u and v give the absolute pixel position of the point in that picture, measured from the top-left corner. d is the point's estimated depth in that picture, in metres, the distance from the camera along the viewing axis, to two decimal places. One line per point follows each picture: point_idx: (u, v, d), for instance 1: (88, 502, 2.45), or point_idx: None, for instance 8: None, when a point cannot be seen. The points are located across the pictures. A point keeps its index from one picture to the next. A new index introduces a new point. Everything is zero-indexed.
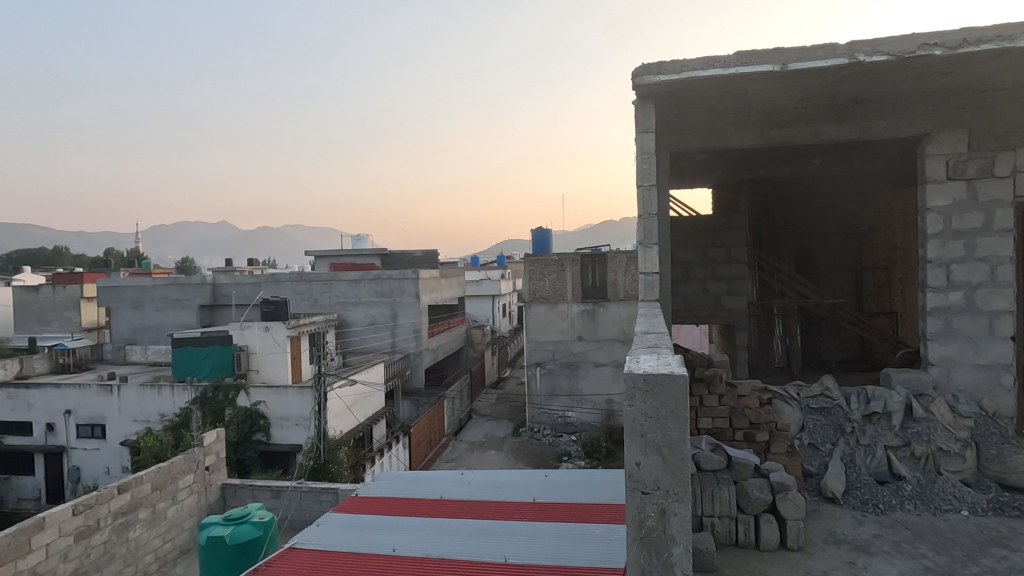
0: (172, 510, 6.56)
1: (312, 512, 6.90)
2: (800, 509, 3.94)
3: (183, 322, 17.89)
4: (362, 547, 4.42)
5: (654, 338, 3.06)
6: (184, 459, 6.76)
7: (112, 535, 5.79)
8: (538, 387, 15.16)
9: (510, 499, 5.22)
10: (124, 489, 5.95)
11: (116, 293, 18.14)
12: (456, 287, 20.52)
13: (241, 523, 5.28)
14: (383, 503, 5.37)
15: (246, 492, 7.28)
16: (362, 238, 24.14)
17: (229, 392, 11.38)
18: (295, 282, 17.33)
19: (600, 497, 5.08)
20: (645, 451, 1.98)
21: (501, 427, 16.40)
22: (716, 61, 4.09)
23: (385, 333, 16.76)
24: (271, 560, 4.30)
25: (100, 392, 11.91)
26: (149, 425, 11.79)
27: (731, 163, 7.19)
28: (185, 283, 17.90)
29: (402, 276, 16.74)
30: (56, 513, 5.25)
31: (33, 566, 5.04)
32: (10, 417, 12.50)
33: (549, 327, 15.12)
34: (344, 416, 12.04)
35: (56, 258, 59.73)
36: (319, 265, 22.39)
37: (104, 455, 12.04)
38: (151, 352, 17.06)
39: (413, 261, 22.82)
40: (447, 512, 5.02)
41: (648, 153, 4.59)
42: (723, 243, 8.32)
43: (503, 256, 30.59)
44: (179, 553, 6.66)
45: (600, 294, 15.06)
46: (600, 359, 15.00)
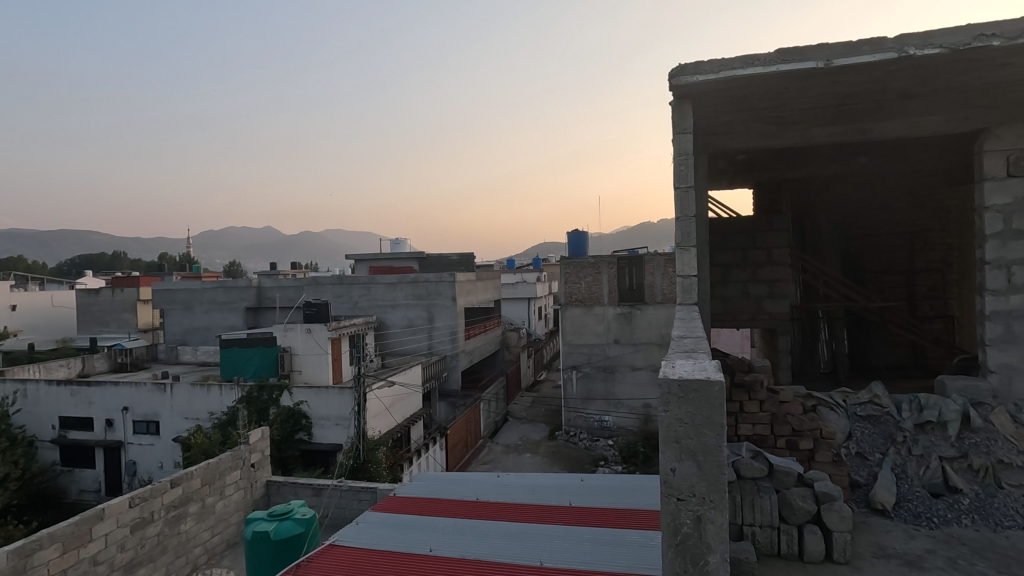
0: (220, 505, 6.83)
1: (351, 510, 7.06)
2: (847, 520, 3.79)
3: (231, 323, 18.58)
4: (400, 546, 4.50)
5: (691, 343, 3.01)
6: (231, 455, 7.03)
7: (165, 528, 6.07)
8: (574, 391, 15.10)
9: (545, 502, 5.23)
10: (176, 484, 6.23)
11: (168, 296, 18.99)
12: (491, 290, 20.62)
13: (285, 519, 5.44)
14: (421, 503, 5.46)
15: (288, 489, 7.51)
16: (400, 242, 24.58)
17: (273, 391, 11.76)
18: (336, 285, 17.72)
19: (638, 502, 5.03)
20: (681, 457, 1.96)
21: (536, 431, 16.43)
22: (754, 60, 4.01)
23: (422, 335, 16.98)
24: (313, 556, 4.42)
25: (154, 390, 12.51)
26: (198, 422, 12.30)
27: (773, 163, 7.01)
28: (232, 286, 18.58)
29: (438, 279, 16.99)
30: (114, 505, 5.54)
31: (94, 554, 5.34)
32: (73, 413, 13.23)
33: (585, 330, 15.03)
34: (383, 417, 12.28)
35: (115, 262, 63.34)
36: (358, 269, 22.91)
37: (158, 451, 12.62)
38: (200, 352, 17.77)
39: (449, 264, 23.05)
40: (483, 513, 5.06)
41: (685, 154, 4.54)
42: (764, 245, 8.10)
43: (539, 259, 30.55)
44: (227, 546, 6.93)
45: (637, 297, 14.87)
46: (636, 363, 14.80)
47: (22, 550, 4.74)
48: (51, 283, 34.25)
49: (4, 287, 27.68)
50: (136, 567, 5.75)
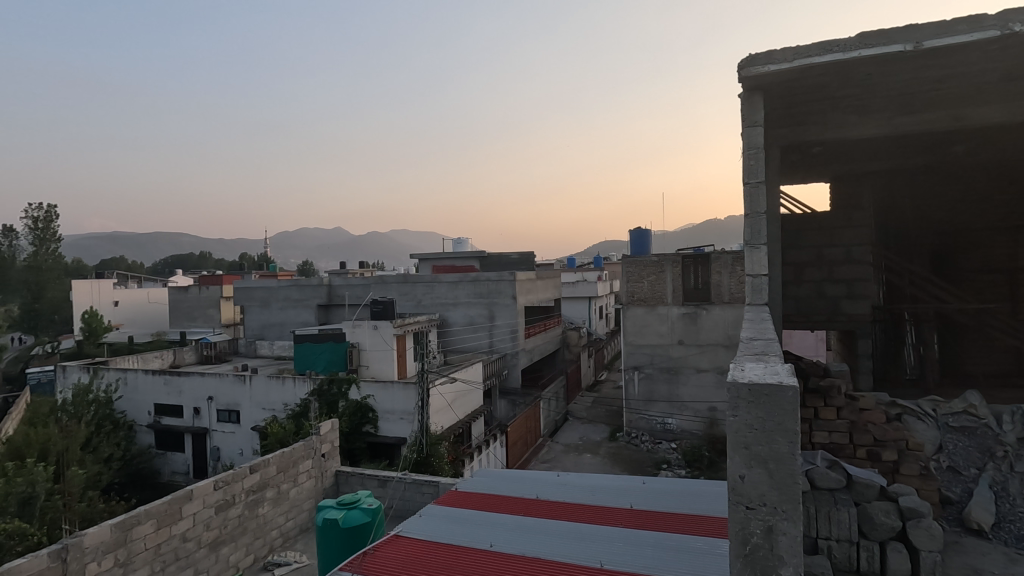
0: (294, 491, 7.21)
1: (414, 502, 7.26)
2: (936, 539, 3.51)
3: (304, 320, 19.57)
4: (461, 540, 4.58)
5: (761, 345, 2.87)
6: (304, 445, 7.41)
7: (245, 510, 6.48)
8: (636, 392, 14.82)
9: (606, 504, 5.16)
10: (255, 470, 6.64)
11: (248, 293, 20.22)
12: (552, 289, 20.60)
13: (353, 508, 5.67)
14: (483, 498, 5.55)
15: (356, 480, 7.83)
16: (462, 242, 25.00)
17: (342, 385, 12.29)
18: (400, 283, 18.27)
19: (702, 509, 4.87)
20: (750, 464, 1.89)
21: (597, 432, 16.30)
22: (833, 46, 3.79)
23: (483, 334, 17.21)
24: (378, 545, 4.59)
25: (235, 381, 13.39)
26: (274, 413, 13.04)
27: (853, 154, 6.57)
28: (305, 285, 19.55)
29: (499, 278, 17.11)
30: (201, 487, 5.97)
31: (183, 532, 5.78)
32: (165, 400, 14.36)
33: (648, 330, 14.73)
34: (445, 413, 12.57)
35: (201, 261, 68.24)
36: (421, 268, 23.50)
37: (239, 438, 13.50)
38: (276, 346, 18.81)
39: (510, 263, 23.19)
40: (543, 512, 5.06)
41: (755, 148, 4.36)
42: (842, 242, 7.62)
43: (599, 258, 30.26)
44: (300, 531, 7.30)
45: (703, 297, 14.39)
46: (701, 364, 14.33)
47: (123, 524, 5.20)
48: (149, 282, 37.46)
49: (109, 285, 30.50)
50: (220, 546, 6.17)
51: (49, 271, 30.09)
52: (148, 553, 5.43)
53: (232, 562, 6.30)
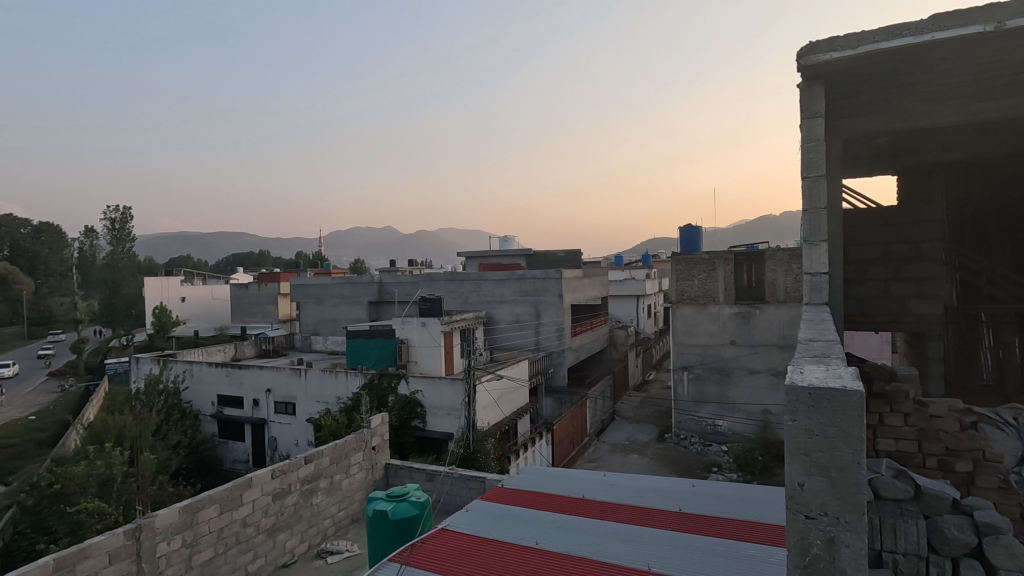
0: (346, 482, 7.45)
1: (461, 497, 7.36)
2: (1017, 559, 3.23)
3: (356, 316, 20.15)
4: (507, 537, 4.61)
5: (821, 347, 2.74)
6: (356, 438, 7.63)
7: (300, 499, 6.74)
8: (685, 392, 14.50)
9: (654, 506, 5.08)
10: (309, 460, 6.89)
11: (303, 290, 21.00)
12: (599, 287, 20.38)
13: (402, 501, 5.80)
14: (529, 496, 5.56)
15: (404, 473, 8.01)
16: (508, 239, 25.08)
17: (392, 380, 12.59)
18: (448, 281, 18.53)
19: (755, 515, 4.71)
20: (810, 472, 1.80)
21: (645, 432, 16.08)
22: (903, 29, 3.56)
23: (530, 331, 17.21)
24: (425, 538, 4.68)
25: (292, 374, 13.95)
26: (328, 405, 13.50)
27: (923, 145, 6.17)
28: (357, 282, 20.13)
29: (546, 275, 17.06)
30: (259, 475, 6.24)
31: (244, 517, 6.07)
32: (227, 392, 15.11)
33: (698, 329, 14.38)
34: (492, 409, 12.68)
35: (260, 258, 71.34)
36: (468, 265, 23.74)
37: (295, 429, 14.05)
38: (330, 341, 19.46)
39: (557, 260, 23.09)
40: (589, 512, 5.03)
41: (816, 140, 4.16)
42: (910, 238, 7.20)
43: (648, 255, 29.68)
44: (351, 521, 7.54)
45: (757, 296, 13.89)
46: (754, 366, 13.84)
47: (189, 507, 5.51)
48: (213, 279, 39.50)
49: (177, 282, 32.37)
50: (278, 532, 6.45)
51: (125, 269, 32.20)
52: (212, 535, 5.73)
53: (289, 547, 6.57)
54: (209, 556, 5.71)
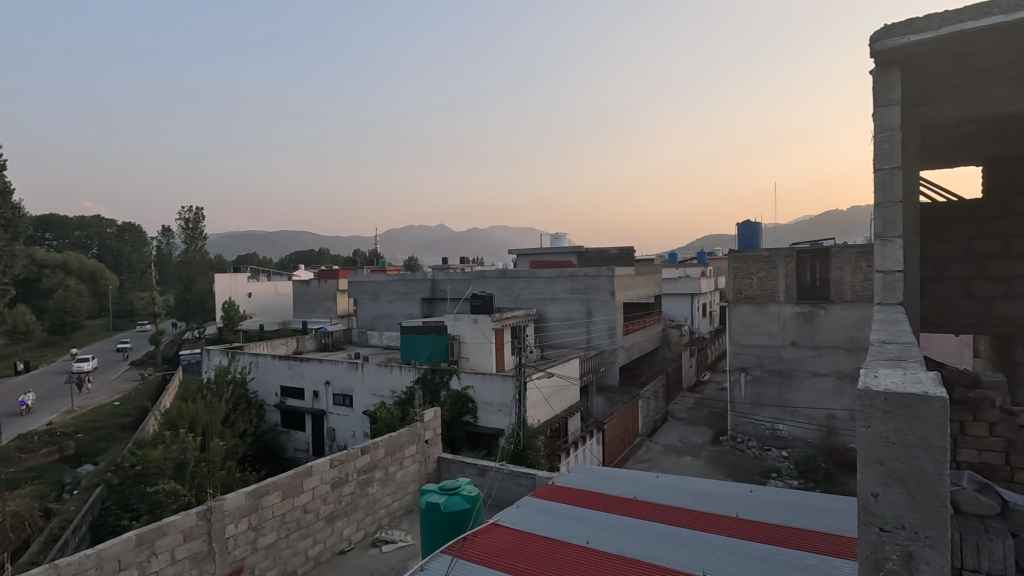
0: (400, 474, 7.65)
1: (511, 493, 7.41)
2: None
3: (410, 312, 20.63)
4: (557, 534, 4.61)
5: (896, 350, 2.58)
6: (409, 431, 7.81)
7: (357, 488, 6.97)
8: (743, 394, 14.04)
9: (710, 510, 4.95)
10: (365, 451, 7.12)
11: (360, 287, 21.69)
12: (652, 286, 19.99)
13: (453, 494, 5.90)
14: (581, 494, 5.55)
15: (456, 467, 8.14)
16: (560, 237, 24.98)
17: (444, 375, 12.81)
18: (500, 278, 18.68)
19: (819, 524, 4.49)
20: (885, 481, 1.71)
21: (698, 435, 15.69)
22: (993, 8, 3.30)
23: (581, 329, 17.09)
24: (477, 532, 4.74)
25: (349, 368, 14.45)
26: (382, 399, 13.90)
27: (1013, 132, 5.68)
28: (411, 279, 20.62)
29: (597, 273, 16.88)
30: (319, 464, 6.50)
31: (304, 504, 6.33)
32: (289, 383, 15.81)
33: (756, 329, 13.87)
34: (542, 407, 12.70)
35: (321, 257, 74.35)
36: (520, 263, 23.82)
37: (352, 421, 14.55)
38: (385, 337, 20.00)
39: (609, 258, 22.80)
40: (642, 513, 4.95)
41: (890, 130, 3.92)
42: (996, 234, 6.65)
43: (704, 252, 28.86)
44: (405, 512, 7.73)
45: (821, 295, 13.24)
46: (818, 368, 13.20)
47: (255, 492, 5.81)
48: (276, 275, 41.42)
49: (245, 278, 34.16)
50: (336, 519, 6.70)
51: (198, 266, 34.29)
52: (275, 520, 6.02)
53: (346, 535, 6.82)
54: (273, 539, 6.00)
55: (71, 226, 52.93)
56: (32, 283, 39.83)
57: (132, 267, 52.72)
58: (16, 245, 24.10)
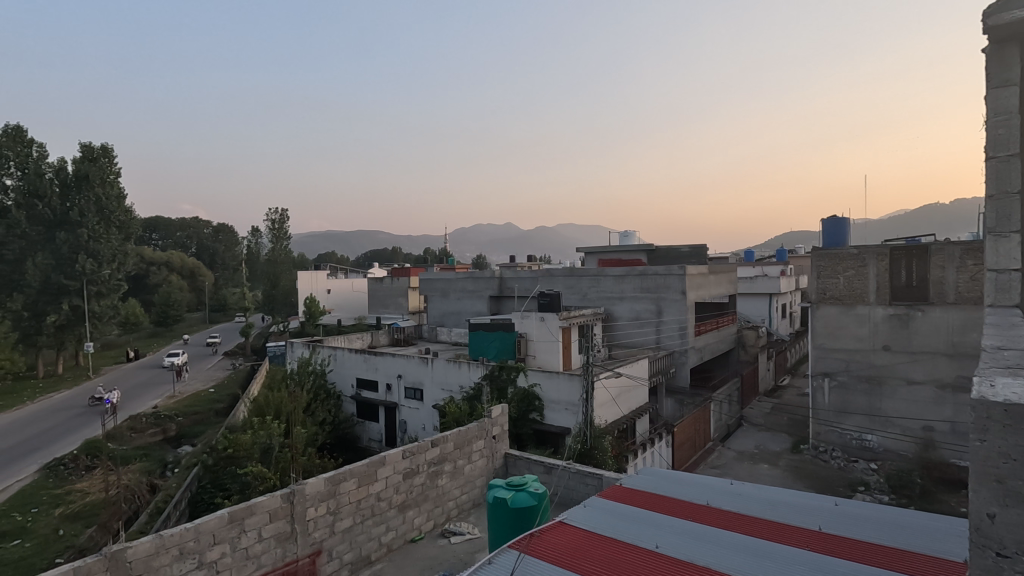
0: (468, 468, 7.80)
1: (579, 492, 7.36)
2: None
3: (478, 310, 20.96)
4: (626, 536, 4.54)
5: (1014, 357, 2.33)
6: (477, 426, 7.95)
7: (427, 480, 7.17)
8: (826, 401, 13.22)
9: (790, 521, 4.70)
10: (435, 444, 7.31)
11: (431, 284, 22.29)
12: (727, 285, 19.20)
13: (520, 490, 5.94)
14: (649, 497, 5.44)
15: (523, 464, 8.19)
16: (629, 234, 24.50)
17: (511, 372, 12.93)
18: (567, 277, 18.59)
19: (915, 545, 4.14)
20: (1008, 502, 1.55)
21: (776, 442, 14.93)
22: None
23: (650, 329, 16.69)
24: (544, 529, 4.75)
25: (419, 362, 14.90)
26: (451, 393, 14.22)
27: None
28: (479, 277, 20.92)
29: (667, 272, 16.41)
30: (391, 455, 6.74)
31: (378, 492, 6.59)
32: (364, 376, 16.53)
33: (843, 332, 13.01)
34: (609, 407, 12.53)
35: (394, 255, 77.30)
36: (588, 261, 23.60)
37: (423, 414, 15.00)
38: (454, 333, 20.44)
39: (680, 256, 22.12)
40: (715, 520, 4.78)
41: (1007, 115, 3.60)
42: None
43: (784, 250, 27.34)
44: (473, 505, 7.87)
45: (919, 295, 12.14)
46: (913, 376, 12.18)
47: (334, 478, 6.12)
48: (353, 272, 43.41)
49: (324, 275, 35.98)
50: (407, 509, 6.93)
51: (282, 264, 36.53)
52: (351, 506, 6.30)
53: (416, 524, 7.04)
54: (349, 524, 6.28)
55: (174, 227, 58.14)
56: (142, 278, 44.02)
57: (226, 264, 57.01)
58: (128, 244, 26.68)
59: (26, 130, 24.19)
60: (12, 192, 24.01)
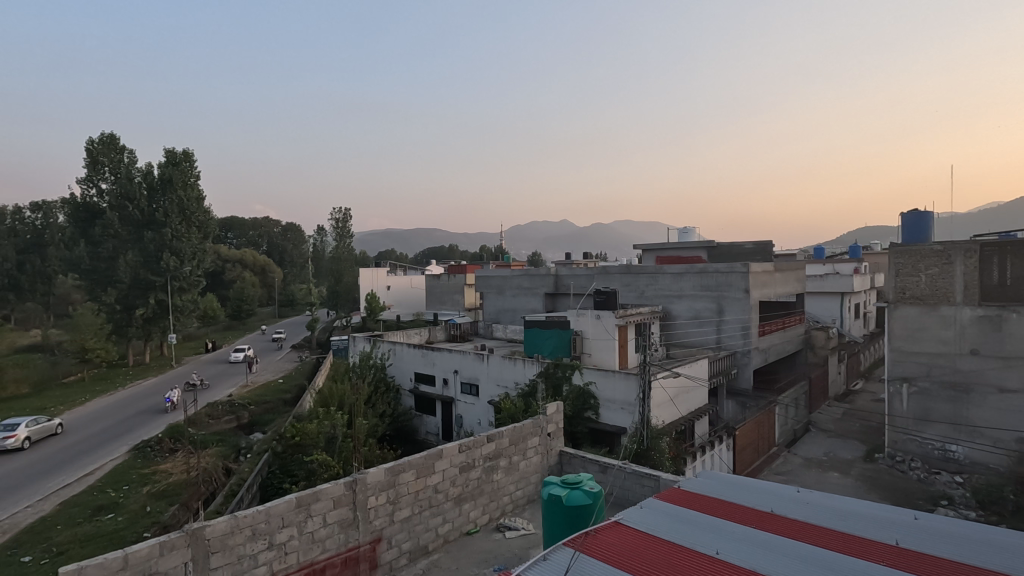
0: (524, 464, 7.84)
1: (635, 493, 7.25)
2: None
3: (534, 307, 20.98)
4: (685, 540, 4.43)
5: None
6: (532, 423, 7.98)
7: (483, 474, 7.28)
8: (904, 408, 12.39)
9: (862, 534, 4.44)
10: (491, 439, 7.40)
11: (487, 281, 22.53)
12: (794, 283, 18.31)
13: (575, 488, 5.91)
14: (709, 501, 5.29)
15: (578, 462, 8.16)
16: (689, 230, 23.81)
17: (566, 369, 12.89)
18: (624, 274, 18.29)
19: (1006, 566, 3.81)
20: None
21: (848, 450, 14.14)
22: None
23: (711, 328, 16.17)
24: (600, 529, 4.72)
25: (475, 358, 15.09)
26: (506, 390, 14.33)
27: None
28: (535, 274, 20.95)
29: (730, 269, 15.83)
30: (448, 449, 6.88)
31: (435, 484, 6.74)
32: (422, 370, 16.93)
33: (924, 335, 12.13)
34: (667, 407, 12.27)
35: (452, 252, 78.67)
36: (645, 258, 23.13)
37: (478, 409, 15.21)
38: (510, 330, 20.55)
39: (743, 252, 21.28)
40: (781, 529, 4.59)
41: None
42: None
43: (857, 246, 25.78)
44: (528, 501, 7.92)
45: (1013, 296, 11.18)
46: (1005, 383, 11.20)
47: (393, 469, 6.32)
48: (412, 269, 44.42)
49: (384, 272, 37.10)
50: (463, 501, 7.06)
51: (345, 261, 37.96)
52: (410, 496, 6.48)
53: (473, 517, 7.15)
54: (408, 514, 6.47)
55: (248, 227, 61.65)
56: (219, 275, 46.90)
57: (293, 261, 59.85)
58: (206, 242, 28.50)
59: (118, 138, 26.25)
60: (106, 195, 26.15)
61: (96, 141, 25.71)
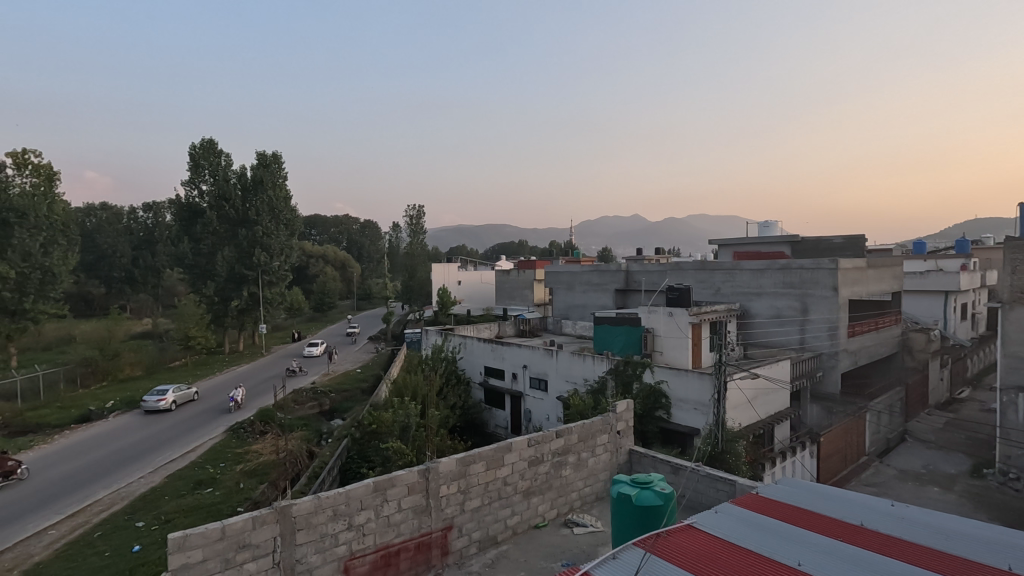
0: (592, 460, 7.79)
1: (709, 497, 7.01)
2: None
3: (604, 303, 20.70)
4: (763, 549, 4.24)
5: None
6: (602, 420, 7.91)
7: (551, 469, 7.31)
8: (1019, 420, 11.16)
9: (968, 556, 4.04)
10: (559, 434, 7.41)
11: (556, 277, 22.49)
12: (890, 280, 16.93)
13: (645, 489, 5.80)
14: (789, 510, 5.02)
15: (648, 462, 8.00)
16: (770, 224, 22.59)
17: (637, 367, 12.65)
18: (699, 270, 17.65)
19: None
20: None
21: (950, 464, 12.93)
22: None
23: (793, 328, 15.28)
24: (671, 531, 4.61)
25: (544, 354, 15.14)
26: (575, 386, 14.28)
27: None
28: (605, 270, 20.66)
29: (815, 265, 14.88)
30: (517, 442, 6.96)
31: (505, 476, 6.84)
32: (491, 364, 17.19)
33: None
34: (744, 410, 11.75)
35: (523, 248, 79.13)
36: (722, 254, 22.20)
37: (547, 405, 15.26)
38: (579, 326, 20.41)
39: (831, 248, 19.90)
40: (870, 543, 4.29)
41: None
42: None
43: (965, 241, 23.40)
44: (597, 499, 7.86)
45: None
46: None
47: (464, 460, 6.48)
48: (482, 265, 45.18)
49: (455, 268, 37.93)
50: (532, 495, 7.12)
51: (419, 257, 39.16)
52: (480, 487, 6.62)
53: (541, 511, 7.20)
54: (478, 504, 6.61)
55: (330, 225, 65.09)
56: (304, 270, 49.85)
57: (371, 257, 62.56)
58: (292, 239, 30.36)
59: (216, 143, 28.47)
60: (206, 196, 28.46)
61: (197, 146, 28.01)
